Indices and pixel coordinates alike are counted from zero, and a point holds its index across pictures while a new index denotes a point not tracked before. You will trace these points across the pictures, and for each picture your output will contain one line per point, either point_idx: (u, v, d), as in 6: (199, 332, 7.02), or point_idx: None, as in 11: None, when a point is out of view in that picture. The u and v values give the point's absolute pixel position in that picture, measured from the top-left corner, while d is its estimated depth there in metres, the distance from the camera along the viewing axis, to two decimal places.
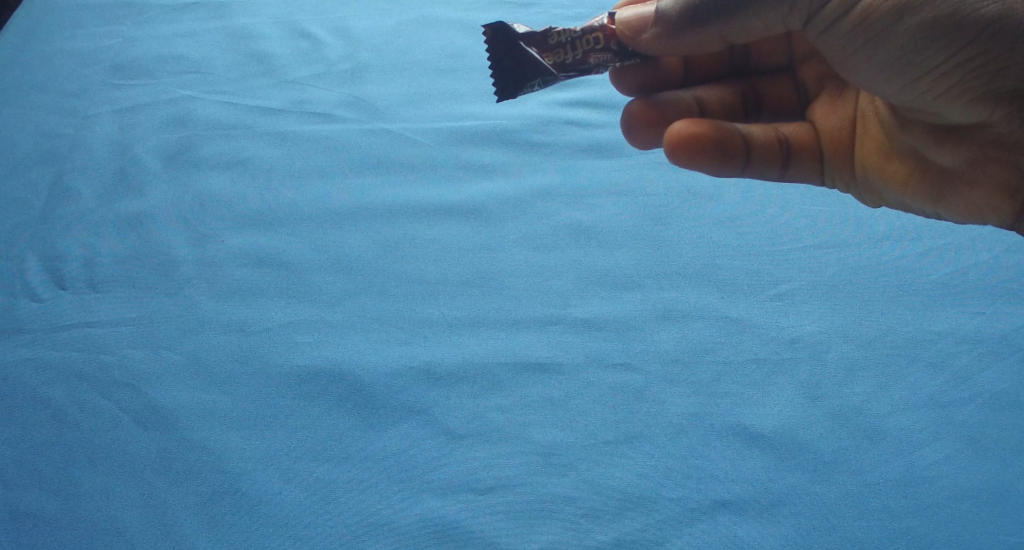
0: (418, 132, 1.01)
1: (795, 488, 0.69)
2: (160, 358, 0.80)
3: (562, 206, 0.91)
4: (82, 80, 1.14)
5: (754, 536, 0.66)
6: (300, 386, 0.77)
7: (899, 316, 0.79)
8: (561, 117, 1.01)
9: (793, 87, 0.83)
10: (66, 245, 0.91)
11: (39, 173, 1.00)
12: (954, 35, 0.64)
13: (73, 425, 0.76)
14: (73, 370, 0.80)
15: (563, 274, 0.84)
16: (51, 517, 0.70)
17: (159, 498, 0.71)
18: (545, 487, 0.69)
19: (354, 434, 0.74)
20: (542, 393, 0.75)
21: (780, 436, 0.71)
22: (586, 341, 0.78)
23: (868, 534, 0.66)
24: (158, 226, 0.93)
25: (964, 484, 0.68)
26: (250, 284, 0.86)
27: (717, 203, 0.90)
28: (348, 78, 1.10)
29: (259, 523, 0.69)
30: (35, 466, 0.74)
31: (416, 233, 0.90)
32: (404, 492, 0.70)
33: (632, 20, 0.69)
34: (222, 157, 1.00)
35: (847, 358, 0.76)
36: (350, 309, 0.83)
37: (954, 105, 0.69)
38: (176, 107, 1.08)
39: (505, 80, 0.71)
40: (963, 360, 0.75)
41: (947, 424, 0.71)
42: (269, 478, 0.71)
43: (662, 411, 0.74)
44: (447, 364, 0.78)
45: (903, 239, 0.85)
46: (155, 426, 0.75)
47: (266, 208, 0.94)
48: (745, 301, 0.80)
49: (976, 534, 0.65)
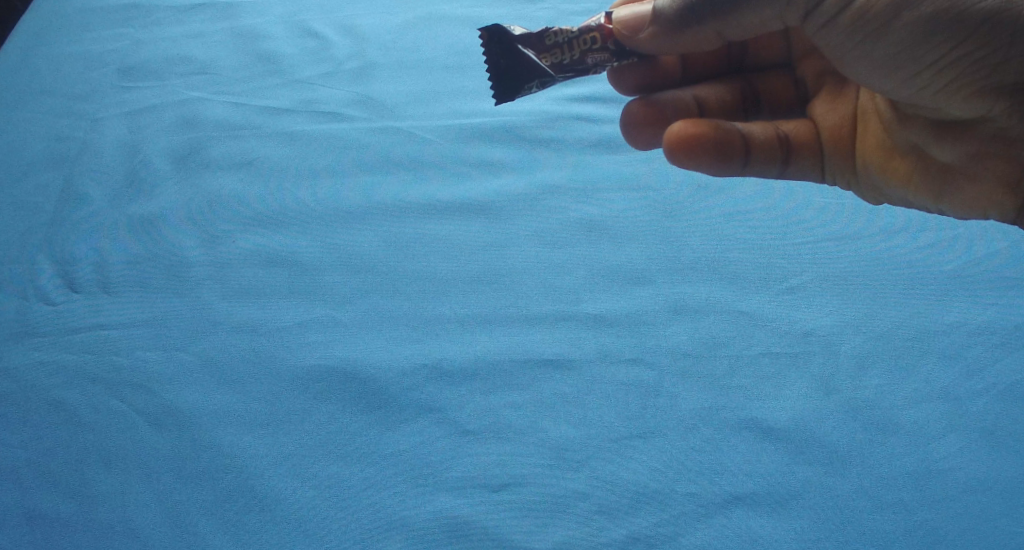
0: (427, 129, 1.01)
1: (809, 482, 0.68)
2: (173, 358, 0.81)
3: (571, 201, 0.91)
4: (92, 82, 1.15)
5: (766, 531, 0.66)
6: (314, 384, 0.78)
7: (913, 308, 0.78)
8: (569, 112, 1.01)
9: (794, 83, 0.82)
10: (80, 247, 0.92)
11: (51, 176, 1.01)
12: (951, 30, 0.63)
13: (86, 427, 0.77)
14: (86, 372, 0.81)
15: (574, 270, 0.84)
16: (64, 520, 0.72)
17: (173, 498, 0.72)
18: (558, 483, 0.70)
19: (368, 432, 0.75)
20: (553, 389, 0.76)
21: (792, 431, 0.71)
22: (597, 337, 0.79)
23: (882, 528, 0.65)
24: (171, 227, 0.94)
25: (978, 477, 0.68)
26: (263, 285, 0.87)
27: (728, 196, 0.90)
28: (357, 76, 1.11)
29: (274, 521, 0.70)
30: (49, 468, 0.75)
31: (427, 231, 0.90)
32: (418, 489, 0.71)
33: (628, 19, 0.69)
34: (234, 157, 1.01)
35: (860, 351, 0.75)
36: (363, 307, 0.84)
37: (953, 101, 0.68)
38: (186, 108, 1.09)
39: (503, 82, 0.71)
40: (975, 352, 0.75)
41: (960, 416, 0.71)
42: (285, 477, 0.72)
43: (674, 405, 0.74)
44: (458, 361, 0.78)
45: (914, 231, 0.85)
46: (168, 427, 0.77)
47: (279, 208, 0.95)
48: (756, 294, 0.80)
49: (991, 527, 0.65)
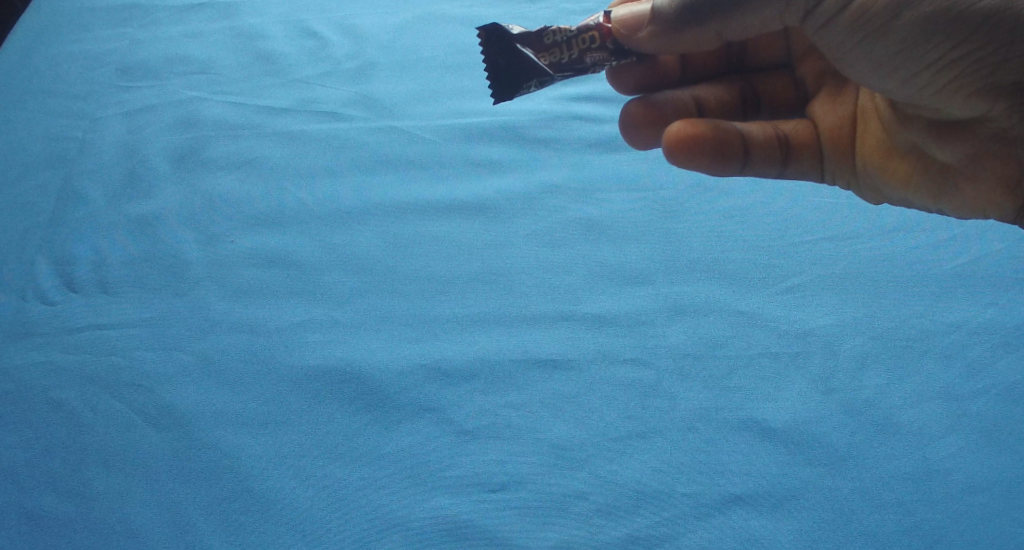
0: (426, 129, 1.01)
1: (809, 482, 0.68)
2: (172, 359, 0.81)
3: (570, 201, 0.91)
4: (92, 82, 1.15)
5: (766, 530, 0.66)
6: (313, 384, 0.78)
7: (912, 308, 0.78)
8: (568, 112, 1.01)
9: (794, 84, 0.82)
10: (78, 247, 0.92)
11: (50, 176, 1.01)
12: (951, 31, 0.63)
13: (85, 427, 0.77)
14: (85, 372, 0.81)
15: (573, 270, 0.84)
16: (62, 519, 0.72)
17: (171, 498, 0.72)
18: (557, 483, 0.70)
19: (367, 432, 0.75)
20: (552, 389, 0.75)
21: (792, 430, 0.71)
22: (596, 337, 0.78)
23: (881, 528, 0.65)
24: (170, 227, 0.94)
25: (978, 477, 0.68)
26: (262, 284, 0.87)
27: (728, 195, 0.90)
28: (356, 76, 1.11)
29: (273, 521, 0.70)
30: (47, 468, 0.75)
31: (426, 231, 0.90)
32: (416, 489, 0.70)
33: (627, 18, 0.69)
34: (233, 157, 1.01)
35: (859, 350, 0.75)
36: (362, 306, 0.83)
37: (953, 101, 0.68)
38: (185, 108, 1.09)
39: (502, 81, 0.71)
40: (975, 352, 0.74)
41: (960, 416, 0.71)
42: (283, 477, 0.72)
43: (673, 405, 0.73)
44: (457, 361, 0.78)
45: (913, 231, 0.85)
46: (167, 427, 0.76)
47: (278, 208, 0.95)
48: (756, 294, 0.80)
49: (991, 527, 0.65)
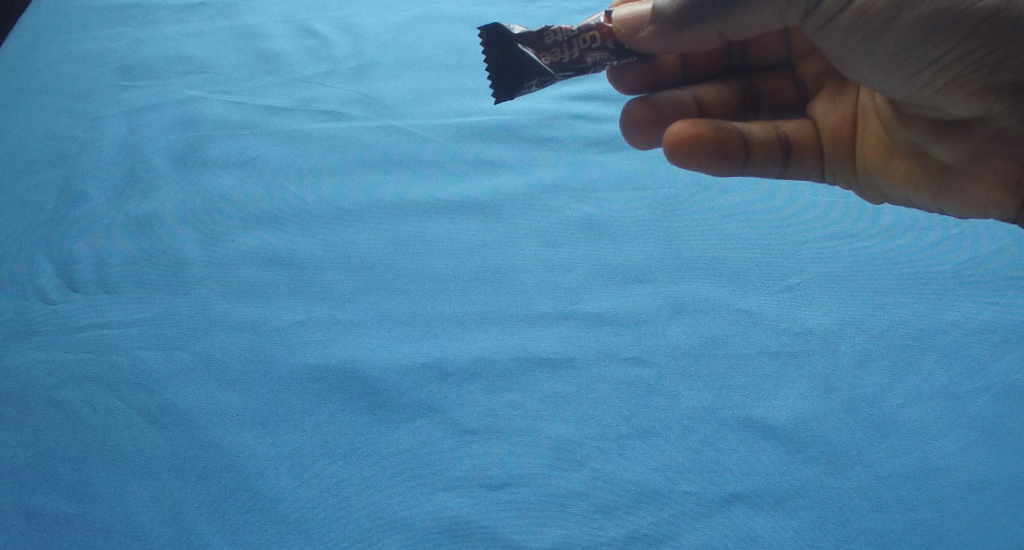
0: (426, 128, 1.01)
1: (809, 481, 0.68)
2: (173, 358, 0.81)
3: (571, 200, 0.91)
4: (92, 81, 1.15)
5: (766, 529, 0.66)
6: (313, 383, 0.78)
7: (912, 308, 0.78)
8: (568, 111, 1.01)
9: (794, 84, 0.82)
10: (79, 246, 0.92)
11: (50, 175, 1.01)
12: (951, 30, 0.63)
13: (85, 426, 0.77)
14: (86, 371, 0.81)
15: (574, 269, 0.84)
16: (63, 518, 0.72)
17: (172, 497, 0.72)
18: (557, 482, 0.70)
19: (367, 431, 0.75)
20: (552, 388, 0.76)
21: (792, 429, 0.71)
22: (596, 336, 0.79)
23: (881, 527, 0.65)
24: (171, 226, 0.94)
25: (977, 476, 0.68)
26: (263, 284, 0.87)
27: (728, 195, 0.90)
28: (356, 75, 1.11)
29: (273, 520, 0.70)
30: (48, 468, 0.75)
31: (426, 230, 0.90)
32: (417, 488, 0.71)
33: (629, 18, 0.69)
34: (233, 156, 1.01)
35: (859, 350, 0.75)
36: (362, 306, 0.84)
37: (953, 101, 0.68)
38: (185, 107, 1.09)
39: (503, 81, 0.71)
40: (975, 351, 0.75)
41: (960, 415, 0.71)
42: (284, 476, 0.72)
43: (674, 404, 0.74)
44: (457, 360, 0.78)
45: (913, 230, 0.85)
46: (168, 426, 0.76)
47: (279, 207, 0.95)
48: (756, 294, 0.80)
49: (991, 526, 0.65)
